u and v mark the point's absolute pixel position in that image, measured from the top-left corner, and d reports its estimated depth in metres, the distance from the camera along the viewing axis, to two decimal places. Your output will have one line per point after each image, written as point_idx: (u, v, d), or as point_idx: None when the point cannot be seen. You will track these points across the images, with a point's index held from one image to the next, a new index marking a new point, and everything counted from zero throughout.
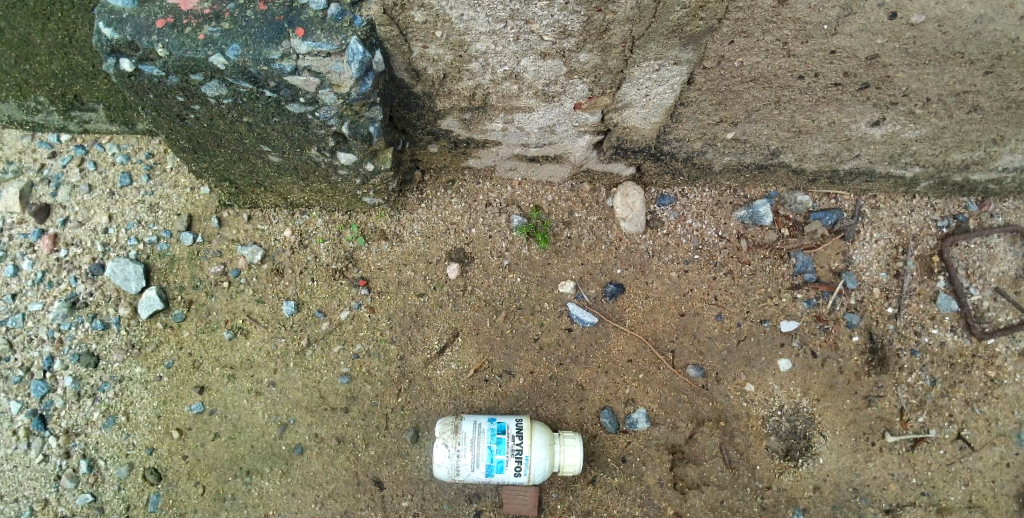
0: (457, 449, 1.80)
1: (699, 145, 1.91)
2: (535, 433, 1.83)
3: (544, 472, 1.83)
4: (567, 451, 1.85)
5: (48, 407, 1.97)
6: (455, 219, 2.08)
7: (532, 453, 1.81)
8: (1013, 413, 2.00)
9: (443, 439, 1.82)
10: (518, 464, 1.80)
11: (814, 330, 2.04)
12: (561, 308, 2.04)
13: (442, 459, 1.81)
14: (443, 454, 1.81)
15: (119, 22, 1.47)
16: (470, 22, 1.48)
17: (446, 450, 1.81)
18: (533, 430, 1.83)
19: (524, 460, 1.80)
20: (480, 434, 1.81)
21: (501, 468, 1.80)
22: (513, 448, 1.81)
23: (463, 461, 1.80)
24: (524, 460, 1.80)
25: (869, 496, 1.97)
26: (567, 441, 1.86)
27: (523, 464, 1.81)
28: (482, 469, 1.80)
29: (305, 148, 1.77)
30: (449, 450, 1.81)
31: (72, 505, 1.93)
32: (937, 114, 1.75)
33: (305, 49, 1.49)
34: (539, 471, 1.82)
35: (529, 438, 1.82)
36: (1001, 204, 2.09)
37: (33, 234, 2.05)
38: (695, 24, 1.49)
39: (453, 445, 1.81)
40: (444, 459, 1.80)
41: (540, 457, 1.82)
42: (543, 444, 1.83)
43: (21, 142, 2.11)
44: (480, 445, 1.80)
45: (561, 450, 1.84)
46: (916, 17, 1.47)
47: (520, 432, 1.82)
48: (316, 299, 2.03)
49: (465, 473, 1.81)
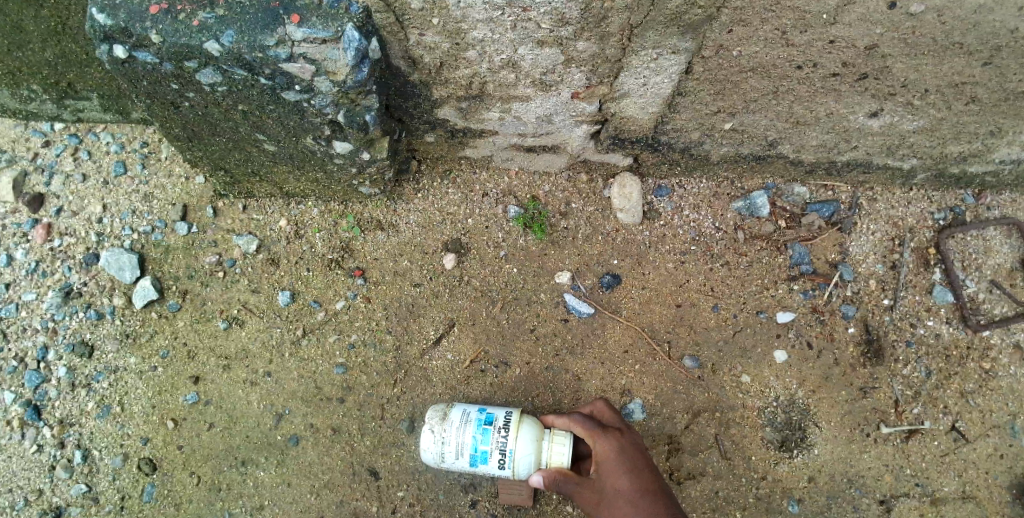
0: (443, 435, 1.78)
1: (697, 136, 1.91)
2: (523, 426, 1.75)
3: (528, 470, 1.74)
4: (556, 448, 1.75)
5: (43, 397, 1.96)
6: (451, 209, 2.07)
7: (517, 446, 1.73)
8: (1008, 404, 2.01)
9: (431, 424, 1.80)
10: (502, 457, 1.74)
11: (811, 321, 2.04)
12: (557, 298, 2.04)
13: (428, 444, 1.79)
14: (429, 439, 1.79)
15: (113, 8, 1.45)
16: (467, 9, 1.46)
17: (432, 436, 1.79)
18: (520, 423, 1.75)
19: (509, 455, 1.73)
20: (467, 423, 1.77)
21: (485, 458, 1.75)
22: (497, 439, 1.74)
23: (448, 448, 1.77)
24: (508, 453, 1.73)
25: (863, 487, 1.98)
26: (556, 439, 1.76)
27: (507, 457, 1.73)
28: (465, 458, 1.76)
29: (301, 137, 1.76)
30: (435, 436, 1.79)
31: (66, 495, 1.92)
32: (935, 105, 1.75)
33: (301, 36, 1.47)
34: (524, 466, 1.74)
35: (515, 431, 1.74)
36: (997, 197, 2.09)
37: (27, 224, 2.03)
38: (693, 12, 1.47)
39: (439, 431, 1.79)
40: (430, 446, 1.79)
41: (525, 453, 1.73)
42: (529, 438, 1.74)
43: (14, 131, 2.10)
44: (464, 434, 1.76)
45: (549, 447, 1.75)
46: (916, 7, 1.46)
47: (507, 424, 1.75)
48: (312, 290, 2.02)
49: (450, 461, 1.78)
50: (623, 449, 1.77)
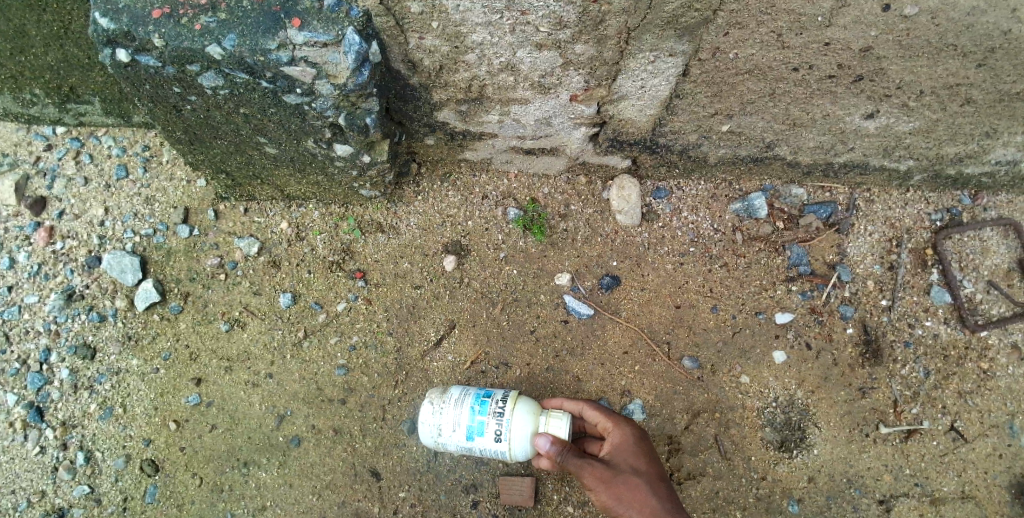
0: (441, 408, 1.78)
1: (695, 138, 1.92)
2: (520, 400, 1.74)
3: (525, 441, 1.71)
4: (553, 422, 1.72)
5: (45, 399, 1.97)
6: (451, 212, 2.08)
7: (513, 417, 1.72)
8: (1007, 404, 2.01)
9: (430, 398, 1.81)
10: (498, 428, 1.72)
11: (809, 322, 2.05)
12: (557, 299, 2.05)
13: (427, 418, 1.79)
14: (428, 413, 1.79)
15: (116, 12, 1.47)
16: (466, 13, 1.48)
17: (431, 409, 1.79)
18: (518, 396, 1.75)
19: (506, 426, 1.71)
20: (466, 396, 1.78)
21: (481, 431, 1.73)
22: (494, 410, 1.74)
23: (445, 420, 1.77)
24: (504, 423, 1.72)
25: (863, 487, 1.99)
26: (554, 414, 1.74)
27: (503, 428, 1.72)
28: (462, 431, 1.75)
29: (302, 140, 1.77)
30: (433, 408, 1.79)
31: (69, 497, 1.93)
32: (930, 106, 1.76)
33: (302, 40, 1.49)
34: (520, 438, 1.71)
35: (512, 403, 1.73)
36: (994, 197, 2.10)
37: (30, 227, 2.05)
38: (690, 15, 1.49)
39: (438, 404, 1.79)
40: (428, 419, 1.78)
41: (521, 425, 1.71)
42: (526, 411, 1.73)
43: (17, 135, 2.11)
44: (462, 406, 1.76)
45: (545, 421, 1.72)
46: (909, 9, 1.47)
47: (505, 397, 1.75)
48: (313, 292, 2.03)
49: (447, 435, 1.76)
50: (640, 437, 1.78)
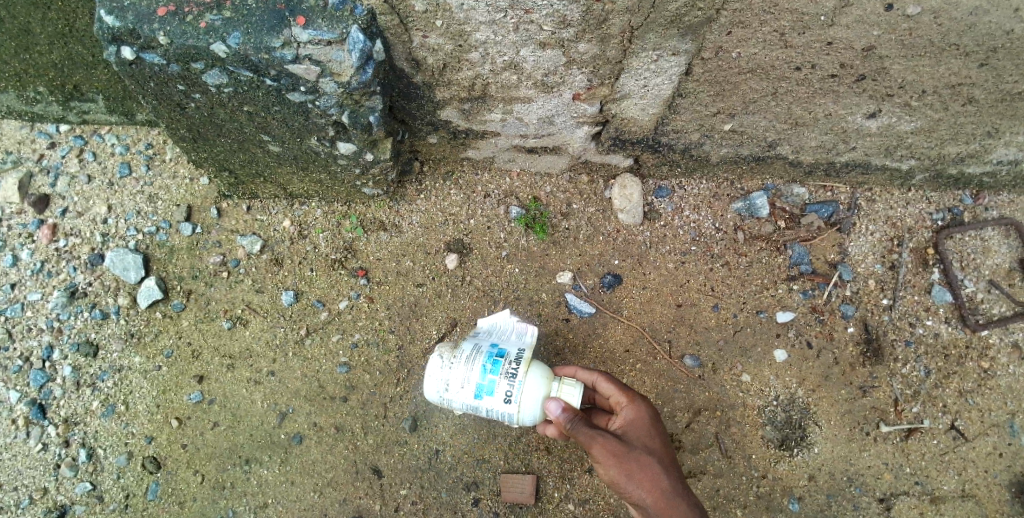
0: (451, 363, 1.71)
1: (697, 137, 1.92)
2: (534, 364, 1.68)
3: (536, 405, 1.65)
4: (566, 390, 1.67)
5: (47, 396, 1.98)
6: (453, 210, 2.09)
7: (526, 380, 1.66)
8: (1007, 403, 2.02)
9: (439, 353, 1.74)
10: (509, 390, 1.65)
11: (810, 321, 2.05)
12: (559, 298, 2.05)
13: (434, 371, 1.72)
14: (436, 367, 1.72)
15: (121, 10, 1.48)
16: (470, 12, 1.48)
17: (440, 362, 1.72)
18: (532, 360, 1.69)
19: (518, 388, 1.65)
20: (477, 353, 1.71)
21: (491, 390, 1.66)
22: (506, 370, 1.67)
23: (454, 376, 1.69)
24: (516, 384, 1.65)
25: (863, 485, 1.99)
26: (567, 381, 1.68)
27: (514, 389, 1.65)
28: (470, 389, 1.67)
29: (305, 138, 1.77)
30: (442, 362, 1.72)
31: (71, 494, 1.94)
32: (932, 106, 1.77)
33: (306, 38, 1.49)
34: (531, 401, 1.64)
35: (525, 366, 1.67)
36: (995, 197, 2.10)
37: (33, 225, 2.05)
38: (693, 14, 1.50)
39: (448, 359, 1.72)
40: (436, 373, 1.71)
41: (533, 388, 1.65)
42: (540, 376, 1.66)
43: (20, 132, 2.12)
44: (473, 364, 1.69)
45: (558, 388, 1.66)
46: (912, 9, 1.48)
47: (518, 359, 1.69)
48: (316, 289, 2.04)
49: (454, 391, 1.69)
50: (654, 418, 1.71)
